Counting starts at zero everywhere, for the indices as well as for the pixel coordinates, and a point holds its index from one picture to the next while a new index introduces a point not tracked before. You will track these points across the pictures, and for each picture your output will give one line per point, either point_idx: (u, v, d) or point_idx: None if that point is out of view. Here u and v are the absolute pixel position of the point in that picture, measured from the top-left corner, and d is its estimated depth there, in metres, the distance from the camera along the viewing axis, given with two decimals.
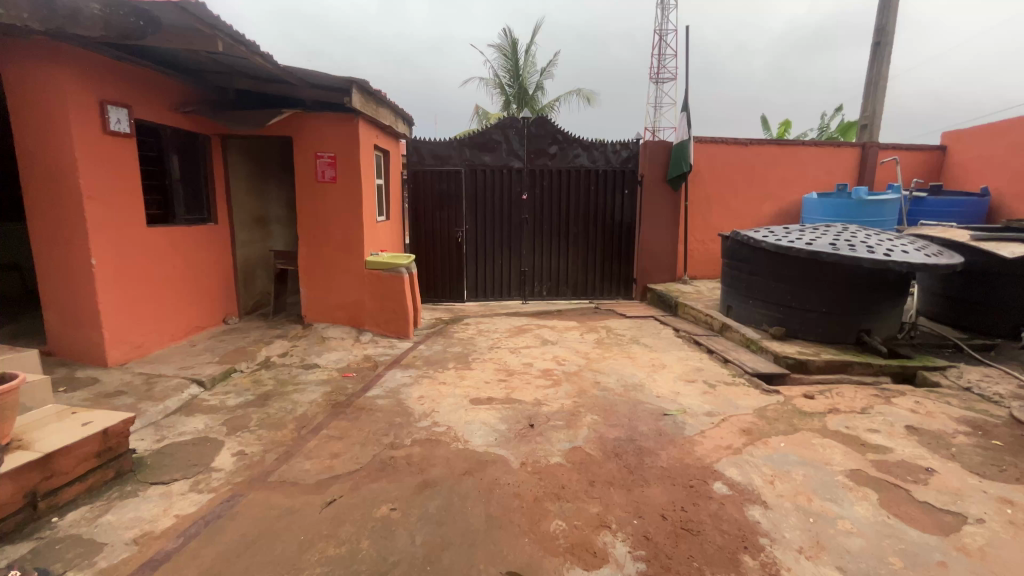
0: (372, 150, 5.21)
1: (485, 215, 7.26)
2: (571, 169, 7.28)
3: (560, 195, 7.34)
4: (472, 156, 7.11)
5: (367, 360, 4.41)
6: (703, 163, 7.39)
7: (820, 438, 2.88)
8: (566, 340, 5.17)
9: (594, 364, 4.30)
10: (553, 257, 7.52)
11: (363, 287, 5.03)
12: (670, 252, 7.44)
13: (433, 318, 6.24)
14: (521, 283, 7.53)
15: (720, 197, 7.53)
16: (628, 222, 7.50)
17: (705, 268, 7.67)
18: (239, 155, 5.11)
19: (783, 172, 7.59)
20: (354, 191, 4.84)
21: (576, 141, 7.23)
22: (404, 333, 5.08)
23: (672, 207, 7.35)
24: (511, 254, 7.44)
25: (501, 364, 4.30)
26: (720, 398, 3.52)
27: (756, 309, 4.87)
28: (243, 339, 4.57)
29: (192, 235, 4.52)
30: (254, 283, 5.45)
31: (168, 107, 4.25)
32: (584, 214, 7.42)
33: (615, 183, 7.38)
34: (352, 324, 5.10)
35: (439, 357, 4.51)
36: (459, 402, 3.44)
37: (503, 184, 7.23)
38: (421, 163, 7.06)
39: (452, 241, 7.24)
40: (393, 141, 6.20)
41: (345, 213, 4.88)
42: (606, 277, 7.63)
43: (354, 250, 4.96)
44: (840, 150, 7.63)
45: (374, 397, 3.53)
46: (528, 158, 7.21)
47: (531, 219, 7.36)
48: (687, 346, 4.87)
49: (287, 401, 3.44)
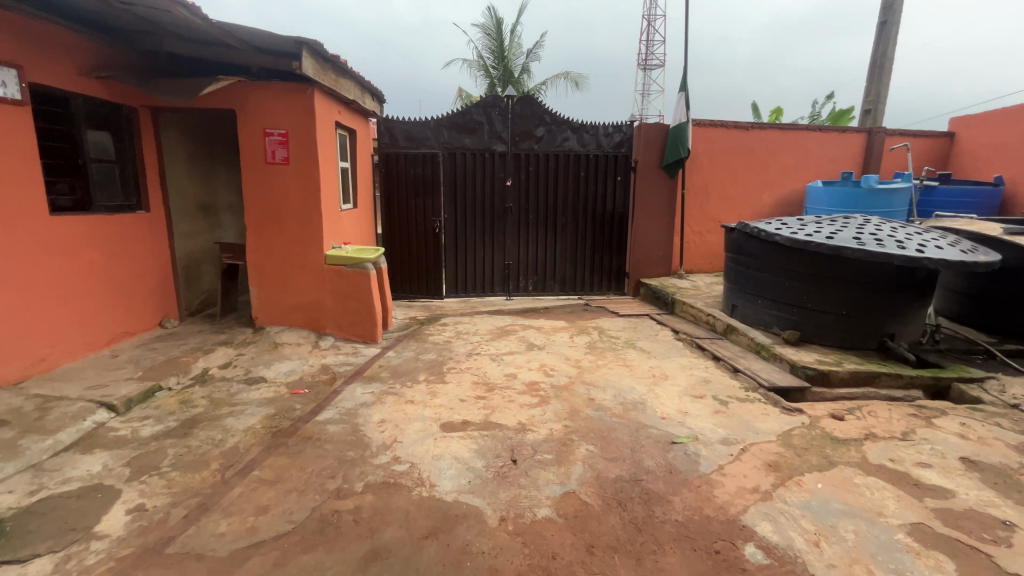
0: (332, 128, 4.54)
1: (465, 203, 6.64)
2: (559, 154, 6.68)
3: (547, 182, 6.75)
4: (451, 138, 6.45)
5: (324, 372, 3.79)
6: (701, 148, 6.84)
7: (863, 476, 2.38)
8: (554, 344, 4.61)
9: (587, 375, 3.74)
10: (540, 250, 6.95)
11: (322, 285, 4.40)
12: (664, 244, 6.91)
13: (407, 318, 5.63)
14: (505, 278, 6.95)
15: (719, 186, 7.00)
16: (620, 212, 6.94)
17: (701, 262, 7.17)
18: (175, 131, 4.40)
19: (785, 158, 7.10)
20: (310, 175, 4.18)
21: (565, 122, 6.62)
22: (372, 337, 4.48)
23: (668, 195, 6.81)
24: (494, 246, 6.84)
25: (480, 375, 3.73)
26: (736, 420, 3.00)
27: (765, 310, 4.36)
28: (178, 347, 3.92)
29: (115, 226, 3.83)
30: (199, 280, 4.78)
31: (79, 72, 3.52)
32: (574, 203, 6.85)
33: (607, 169, 6.80)
34: (311, 327, 4.47)
35: (409, 367, 3.92)
36: (428, 428, 2.87)
37: (485, 169, 6.60)
38: (394, 145, 6.38)
39: (429, 232, 6.59)
40: (360, 119, 5.52)
41: (300, 199, 4.22)
42: (597, 271, 7.08)
43: (312, 243, 4.31)
44: (846, 136, 7.16)
45: (324, 423, 2.93)
46: (513, 140, 6.59)
47: (515, 208, 6.76)
48: (689, 351, 4.35)
49: (216, 429, 2.83)
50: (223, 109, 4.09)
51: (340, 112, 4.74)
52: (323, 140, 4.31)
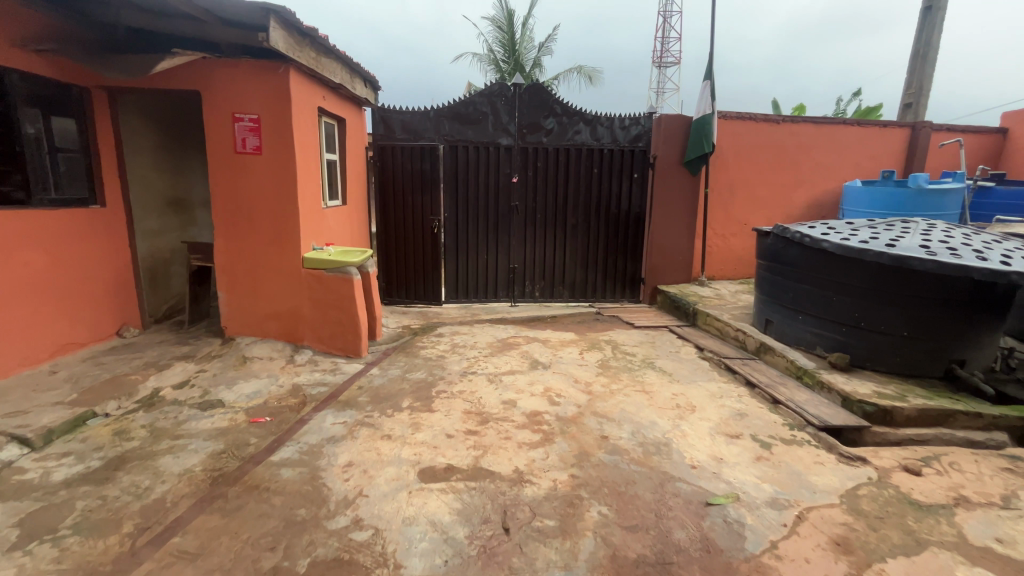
0: (315, 114, 4.03)
1: (467, 201, 6.10)
2: (569, 148, 6.13)
3: (557, 179, 6.19)
4: (453, 129, 5.92)
5: (294, 394, 3.27)
6: (727, 143, 6.22)
7: (966, 566, 1.80)
8: (561, 362, 4.05)
9: (599, 404, 3.18)
10: (548, 253, 6.39)
11: (299, 291, 3.89)
12: (685, 248, 6.32)
13: (400, 327, 5.10)
14: (510, 283, 6.41)
15: (746, 185, 6.38)
16: (636, 212, 6.36)
17: (725, 268, 6.55)
18: (137, 117, 3.91)
19: (819, 155, 6.46)
20: (287, 167, 3.67)
21: (578, 114, 6.06)
22: (355, 350, 3.97)
23: (690, 194, 6.21)
24: (498, 248, 6.30)
25: (474, 401, 3.18)
26: (785, 472, 2.42)
27: (807, 328, 3.76)
28: (130, 362, 3.42)
29: (61, 222, 3.34)
30: (167, 283, 4.31)
31: (15, 45, 3.02)
32: (586, 202, 6.28)
33: (623, 165, 6.22)
34: (287, 339, 3.97)
35: (393, 389, 3.39)
36: (403, 477, 2.33)
37: (488, 164, 6.06)
38: (391, 137, 5.87)
39: (428, 232, 6.06)
40: (349, 106, 5.00)
41: (275, 194, 3.72)
42: (610, 276, 6.51)
43: (288, 245, 3.81)
44: (887, 131, 6.51)
45: (278, 466, 2.40)
46: (520, 133, 6.04)
47: (522, 207, 6.22)
48: (717, 374, 3.78)
49: (145, 473, 2.32)
50: (188, 90, 3.59)
51: (324, 98, 4.23)
52: (303, 128, 3.80)
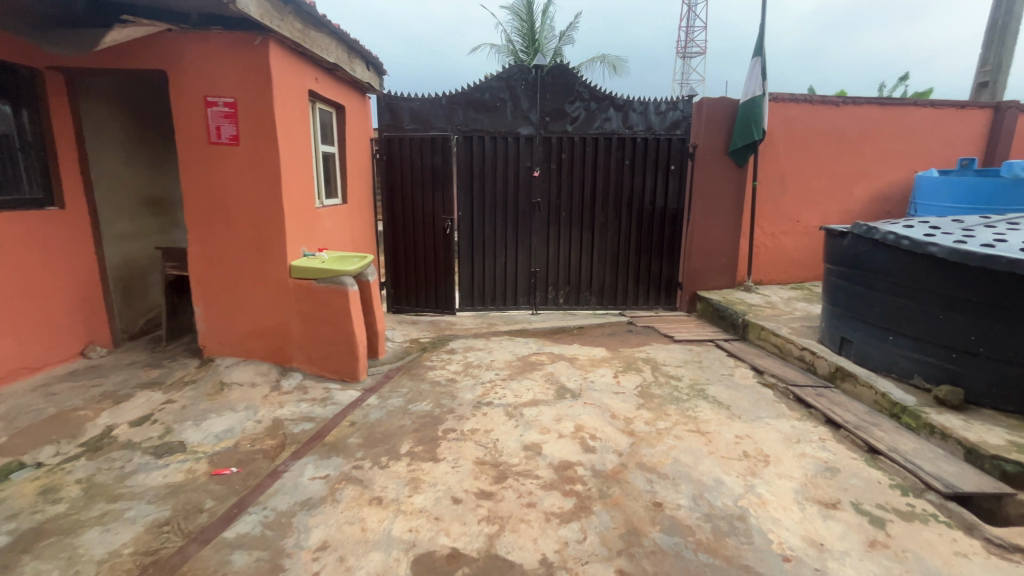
0: (305, 99, 3.48)
1: (483, 198, 5.50)
2: (597, 138, 5.47)
3: (583, 172, 5.54)
4: (466, 118, 5.31)
5: (272, 433, 2.71)
6: (779, 129, 5.45)
7: None
8: (593, 389, 3.41)
9: (645, 452, 2.54)
10: (573, 254, 5.75)
11: (288, 306, 3.35)
12: (728, 249, 5.60)
13: (407, 340, 4.52)
14: (531, 288, 5.80)
15: (799, 176, 5.61)
16: (672, 209, 5.66)
17: (774, 271, 5.79)
18: (102, 104, 3.39)
19: (884, 142, 5.65)
20: (269, 160, 3.12)
21: (607, 98, 5.39)
22: (352, 374, 3.42)
23: (735, 188, 5.49)
24: (518, 249, 5.68)
25: (488, 447, 2.57)
26: (916, 571, 1.75)
27: (900, 352, 3.04)
28: (86, 392, 2.91)
29: (6, 228, 2.84)
30: (143, 295, 3.80)
31: None
32: (616, 198, 5.61)
33: (658, 156, 5.53)
34: (275, 359, 3.44)
35: (391, 427, 2.80)
36: (392, 571, 1.73)
37: (507, 157, 5.44)
38: (398, 127, 5.28)
39: (439, 233, 5.44)
40: (349, 92, 4.43)
41: (257, 193, 3.17)
42: (642, 281, 5.83)
43: (272, 251, 3.26)
44: (964, 113, 5.66)
45: (231, 549, 1.83)
46: (542, 122, 5.40)
47: (544, 204, 5.58)
48: (786, 407, 3.09)
49: (57, 559, 1.77)
50: (155, 71, 3.07)
51: (315, 80, 3.67)
52: (289, 115, 3.25)
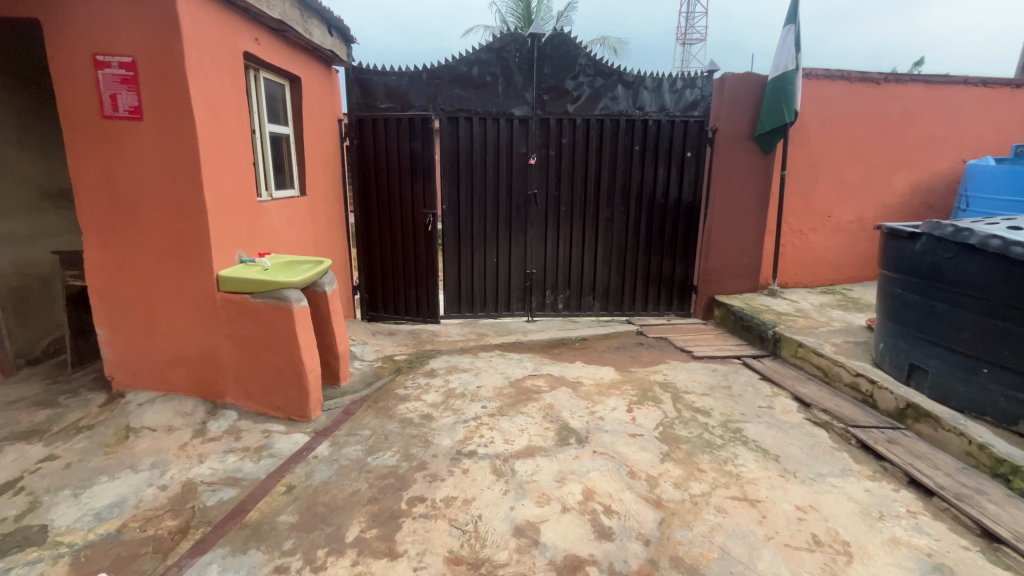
0: (238, 64, 2.74)
1: (471, 189, 4.78)
2: (603, 120, 4.75)
3: (586, 159, 4.82)
4: (451, 96, 4.55)
5: (177, 508, 2.02)
6: (812, 110, 4.74)
7: None
8: (604, 430, 2.72)
9: (680, 539, 1.87)
10: (574, 254, 5.05)
11: (219, 328, 2.64)
12: (750, 249, 4.92)
13: (379, 358, 3.82)
14: (526, 292, 5.11)
15: (833, 165, 4.91)
16: (687, 202, 4.97)
17: (801, 273, 5.11)
18: None
19: (928, 126, 4.96)
20: (183, 141, 2.39)
21: (614, 74, 4.66)
22: (301, 412, 2.73)
23: (760, 179, 4.79)
24: (512, 247, 4.98)
25: (467, 532, 1.89)
26: None
27: (1000, 391, 2.37)
28: None
29: None
30: (39, 310, 3.03)
31: None
32: (623, 189, 4.91)
33: (672, 142, 4.82)
34: (203, 394, 2.73)
35: (339, 497, 2.12)
36: None
37: (499, 142, 4.71)
38: (371, 106, 4.49)
39: (420, 229, 4.62)
40: (307, 61, 3.67)
41: (170, 184, 2.45)
42: (653, 284, 5.15)
43: (193, 259, 2.54)
44: (1019, 93, 4.97)
45: None
46: (539, 101, 4.67)
47: (541, 196, 4.87)
48: (852, 459, 2.43)
49: None
50: (28, 20, 2.33)
51: (255, 41, 2.92)
52: (212, 83, 2.51)
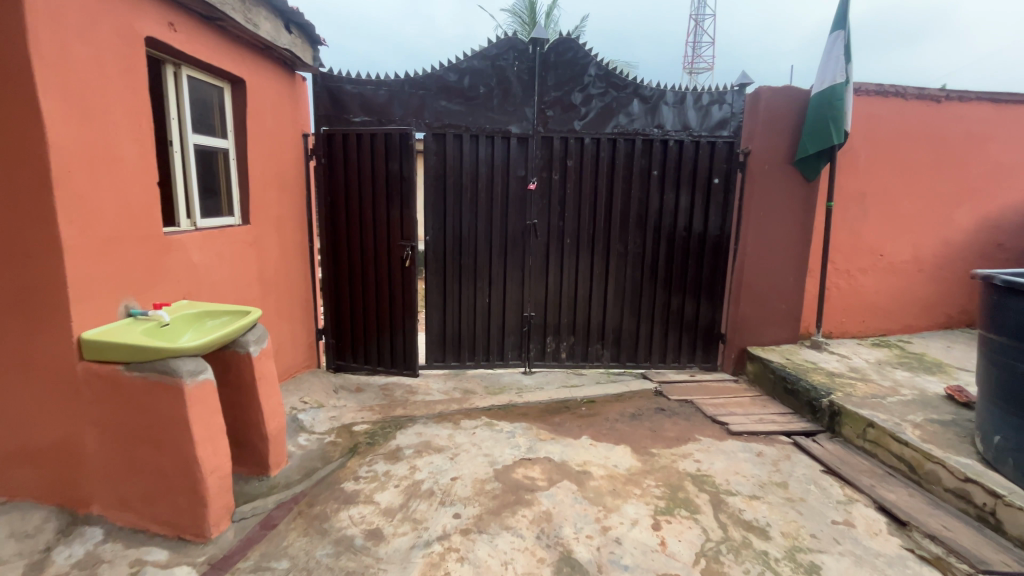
0: (137, 55, 2.06)
1: (460, 218, 4.08)
2: (615, 140, 4.06)
3: (595, 184, 4.12)
4: (438, 110, 3.89)
5: None
6: (861, 131, 4.03)
7: None
8: (621, 566, 1.91)
9: None
10: (580, 294, 4.30)
11: (80, 411, 1.88)
12: (789, 292, 4.18)
13: (333, 429, 3.03)
14: (523, 338, 4.35)
15: (885, 197, 4.18)
16: (713, 235, 4.24)
17: (848, 321, 4.33)
18: None
19: (996, 152, 4.23)
20: (28, 152, 1.70)
21: (630, 87, 3.99)
22: (196, 530, 1.95)
23: (800, 211, 4.06)
24: (507, 285, 4.24)
25: None
26: None
27: None
28: None
29: None
30: None
31: None
32: (639, 220, 4.19)
33: (696, 167, 4.12)
34: (61, 501, 1.96)
35: None
36: None
37: (493, 163, 4.02)
38: (343, 119, 3.80)
39: (396, 264, 3.82)
40: (257, 62, 3.01)
41: (8, 210, 1.74)
42: (673, 331, 4.39)
43: (44, 315, 1.81)
44: None
45: None
46: (541, 117, 4.00)
47: (542, 227, 4.16)
48: None
49: None
50: None
51: (169, 29, 2.26)
52: (80, 74, 1.82)
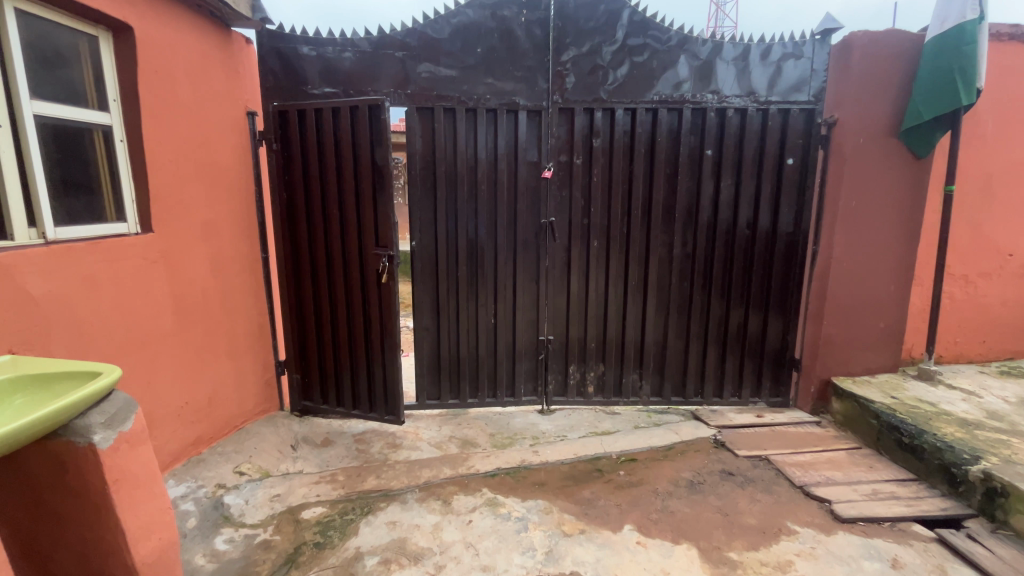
0: None
1: (456, 218, 3.17)
2: (655, 111, 3.10)
3: (630, 170, 3.17)
4: (423, 77, 2.98)
5: None
6: (990, 90, 2.99)
7: None
8: None
9: None
10: (611, 311, 3.37)
11: None
12: (888, 306, 3.18)
13: (272, 518, 2.16)
14: (539, 368, 3.43)
15: (1018, 178, 3.14)
16: (785, 232, 3.26)
17: (964, 343, 3.30)
18: None
19: None
20: None
21: (674, 39, 3.03)
22: None
23: (906, 199, 3.05)
24: (517, 302, 3.32)
25: None
26: None
27: None
28: None
29: None
30: None
31: None
32: (687, 214, 3.24)
33: (763, 144, 3.14)
34: None
35: None
36: None
37: (496, 145, 3.10)
38: (300, 93, 2.91)
39: (371, 280, 2.93)
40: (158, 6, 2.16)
41: None
42: (732, 355, 3.42)
43: None
44: None
45: None
46: (558, 83, 3.06)
47: (561, 226, 3.24)
48: None
49: None
50: None
51: None
52: None
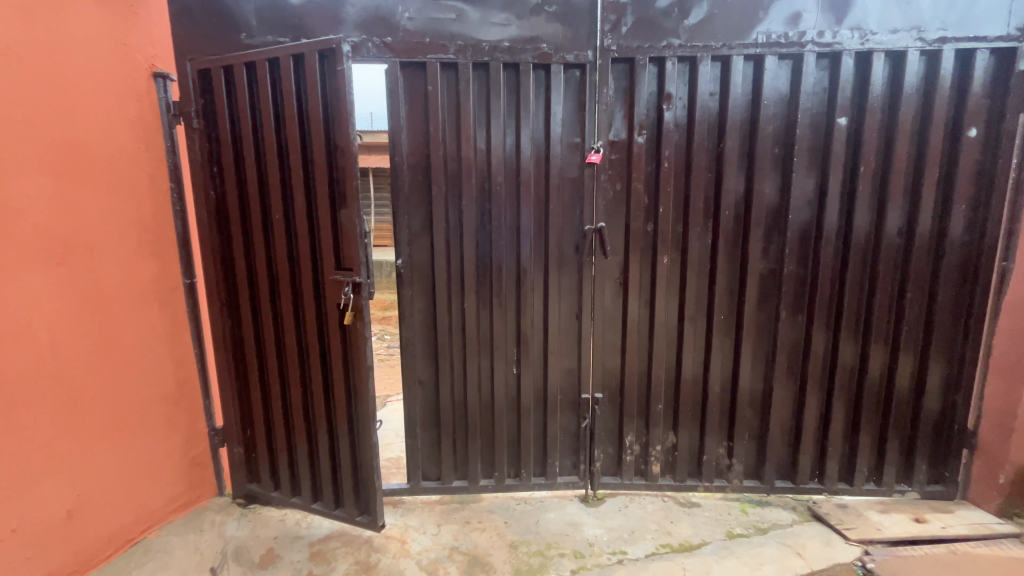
0: None
1: (461, 227, 2.18)
2: (760, 61, 2.05)
3: (719, 151, 2.12)
4: (410, 17, 2.01)
5: None
6: None
7: None
8: None
9: None
10: (688, 358, 2.31)
11: None
12: None
13: None
14: (581, 438, 2.40)
15: None
16: (960, 240, 2.14)
17: None
18: None
19: None
20: None
21: None
22: None
23: None
24: (551, 345, 2.31)
25: None
26: None
27: None
28: None
29: None
30: None
31: None
32: (806, 217, 2.16)
33: (929, 107, 2.04)
34: None
35: None
36: None
37: (520, 116, 2.11)
38: (231, 43, 1.98)
39: (335, 321, 1.97)
40: None
41: None
42: (869, 424, 2.31)
43: None
44: None
45: None
46: (613, 21, 2.04)
47: (614, 236, 2.22)
48: None
49: None
50: None
51: None
52: None
